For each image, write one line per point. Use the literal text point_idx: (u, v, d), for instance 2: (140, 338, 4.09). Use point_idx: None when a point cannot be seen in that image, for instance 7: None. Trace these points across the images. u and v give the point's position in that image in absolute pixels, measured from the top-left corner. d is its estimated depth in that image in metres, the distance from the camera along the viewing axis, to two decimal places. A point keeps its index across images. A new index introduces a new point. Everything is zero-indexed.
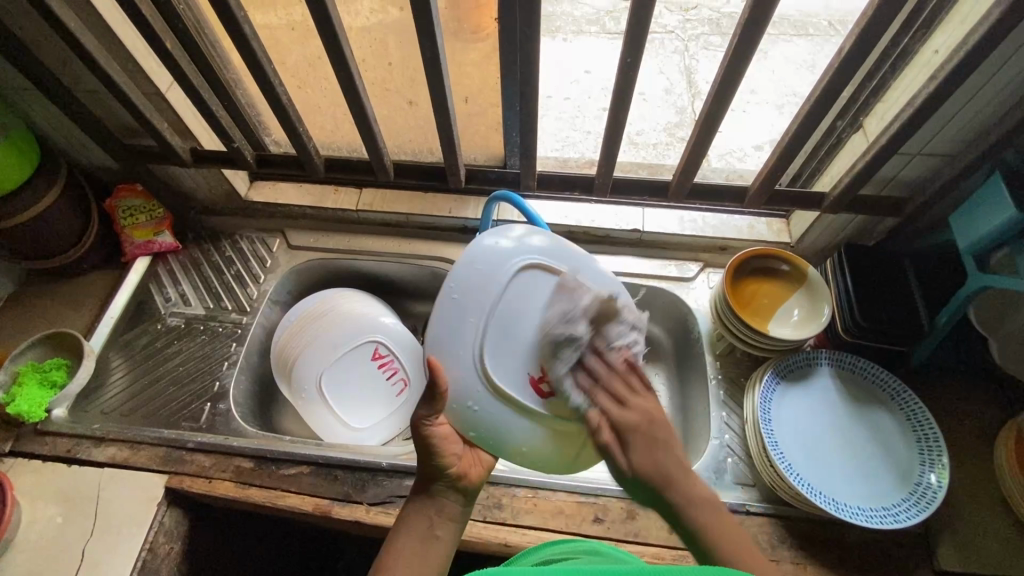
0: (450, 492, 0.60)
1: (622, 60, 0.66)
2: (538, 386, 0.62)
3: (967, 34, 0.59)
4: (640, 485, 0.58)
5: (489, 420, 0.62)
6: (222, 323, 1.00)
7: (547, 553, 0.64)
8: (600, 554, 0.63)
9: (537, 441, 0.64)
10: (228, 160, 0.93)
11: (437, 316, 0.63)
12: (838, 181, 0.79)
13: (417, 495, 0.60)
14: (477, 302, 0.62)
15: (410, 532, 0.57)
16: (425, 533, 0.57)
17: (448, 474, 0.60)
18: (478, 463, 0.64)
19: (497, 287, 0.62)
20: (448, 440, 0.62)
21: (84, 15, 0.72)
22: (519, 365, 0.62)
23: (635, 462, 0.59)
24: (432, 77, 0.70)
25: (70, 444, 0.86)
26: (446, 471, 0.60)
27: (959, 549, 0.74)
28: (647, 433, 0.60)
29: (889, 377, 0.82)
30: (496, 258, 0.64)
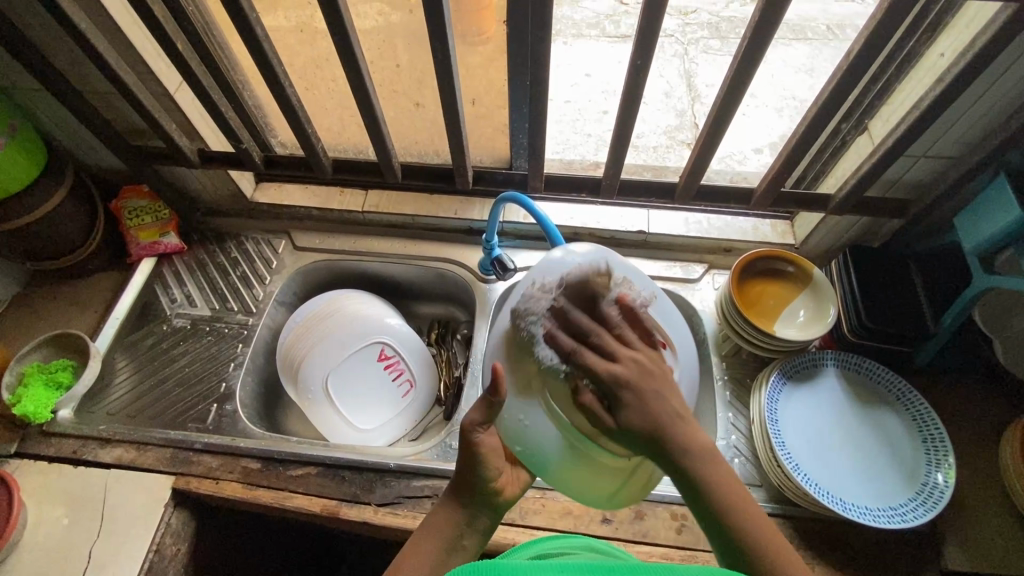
0: (485, 506, 0.57)
1: (632, 63, 0.66)
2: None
3: (974, 37, 0.60)
4: (632, 441, 0.51)
5: (538, 441, 0.59)
6: (228, 325, 1.00)
7: (544, 548, 0.65)
8: (601, 552, 0.64)
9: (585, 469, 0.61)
10: (235, 161, 0.93)
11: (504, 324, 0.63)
12: (844, 183, 0.79)
13: (449, 504, 0.56)
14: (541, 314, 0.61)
15: (434, 539, 0.54)
16: (450, 543, 0.54)
17: (487, 489, 0.56)
18: (516, 481, 0.60)
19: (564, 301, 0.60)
20: (493, 455, 0.57)
21: (95, 16, 0.72)
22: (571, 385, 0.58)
23: (625, 417, 0.51)
24: (443, 79, 0.71)
25: (76, 445, 0.86)
26: (485, 486, 0.56)
27: (966, 549, 0.74)
28: (636, 386, 0.51)
29: (894, 378, 0.82)
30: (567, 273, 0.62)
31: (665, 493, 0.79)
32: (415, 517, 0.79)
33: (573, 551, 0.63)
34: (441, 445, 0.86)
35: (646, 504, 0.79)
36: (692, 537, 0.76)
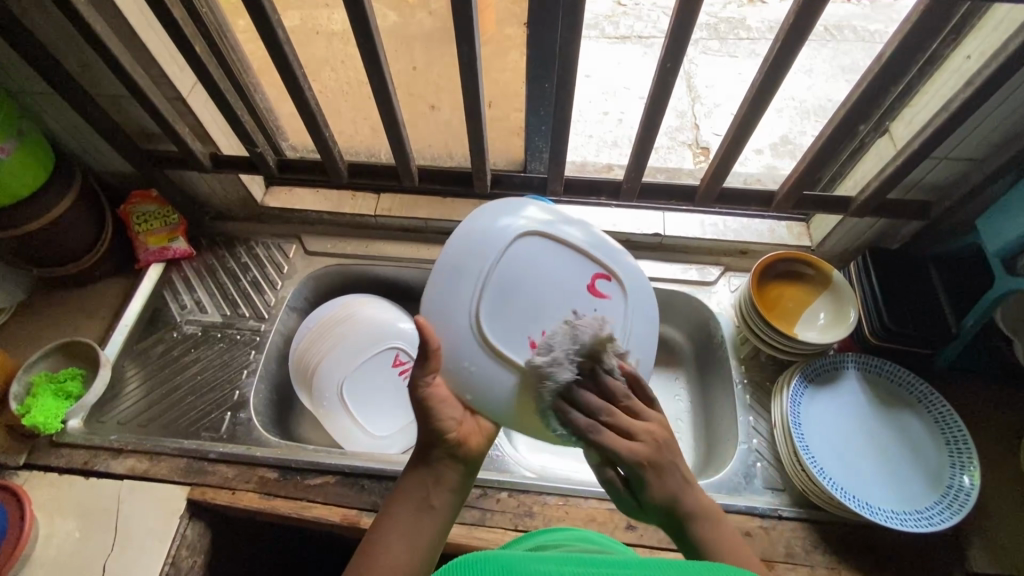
0: (449, 459, 0.56)
1: (661, 66, 0.66)
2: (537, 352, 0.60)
3: (1005, 40, 0.60)
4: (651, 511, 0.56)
5: (487, 383, 0.59)
6: (240, 331, 0.98)
7: (538, 541, 0.61)
8: (590, 541, 0.60)
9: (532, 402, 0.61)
10: (248, 164, 0.92)
11: (438, 272, 0.61)
12: (866, 186, 0.79)
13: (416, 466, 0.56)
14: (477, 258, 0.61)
15: (403, 507, 0.54)
16: (419, 505, 0.54)
17: (449, 443, 0.56)
18: (480, 430, 0.60)
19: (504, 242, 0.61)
20: (445, 405, 0.57)
21: (110, 18, 0.71)
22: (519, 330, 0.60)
23: (646, 493, 0.55)
24: (466, 82, 0.70)
25: (87, 456, 0.84)
26: (445, 438, 0.56)
27: (992, 552, 0.74)
28: (655, 462, 0.54)
29: (916, 380, 0.82)
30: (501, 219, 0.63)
31: None
32: None
33: (568, 543, 0.58)
34: None
35: None
36: None
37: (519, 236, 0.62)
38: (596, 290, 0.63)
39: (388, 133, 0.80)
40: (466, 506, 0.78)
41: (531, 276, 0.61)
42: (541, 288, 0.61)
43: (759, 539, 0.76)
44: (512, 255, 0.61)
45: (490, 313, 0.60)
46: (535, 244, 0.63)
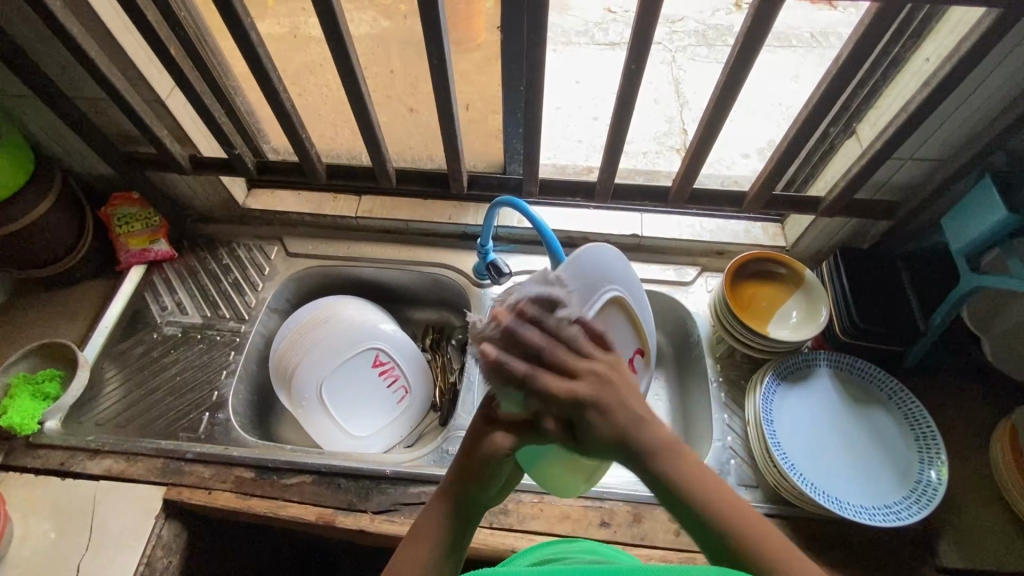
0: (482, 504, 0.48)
1: (627, 67, 0.67)
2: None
3: (958, 43, 0.62)
4: (597, 451, 0.45)
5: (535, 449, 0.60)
6: (220, 332, 0.98)
7: (541, 554, 0.62)
8: (596, 553, 0.61)
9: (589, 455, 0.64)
10: (227, 166, 0.93)
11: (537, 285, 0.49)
12: (834, 186, 0.81)
13: (445, 499, 0.47)
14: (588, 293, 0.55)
15: (424, 548, 0.46)
16: (448, 550, 0.46)
17: (490, 490, 0.47)
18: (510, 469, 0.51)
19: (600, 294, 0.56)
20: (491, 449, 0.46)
21: (87, 21, 0.72)
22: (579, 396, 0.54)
23: (590, 438, 0.44)
24: (438, 84, 0.71)
25: (64, 457, 0.84)
26: (488, 488, 0.47)
27: (961, 546, 0.75)
28: (598, 401, 0.43)
29: (885, 377, 0.83)
30: (609, 265, 0.59)
31: None
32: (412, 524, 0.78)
33: (572, 555, 0.59)
34: (438, 450, 0.85)
35: (644, 506, 0.79)
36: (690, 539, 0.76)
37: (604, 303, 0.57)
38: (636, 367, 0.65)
39: (364, 135, 0.81)
40: None
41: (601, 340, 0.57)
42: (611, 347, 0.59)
43: None
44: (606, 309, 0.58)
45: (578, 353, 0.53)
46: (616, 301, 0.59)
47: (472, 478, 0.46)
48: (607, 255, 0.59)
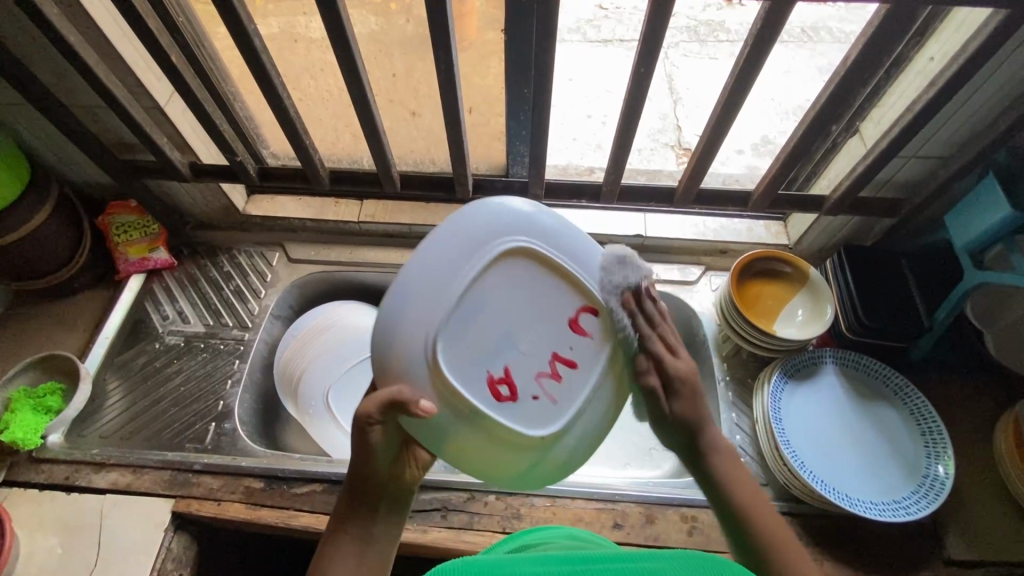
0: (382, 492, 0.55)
1: (635, 70, 0.67)
2: (495, 387, 0.55)
3: (963, 43, 0.62)
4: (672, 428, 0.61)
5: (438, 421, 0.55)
6: (223, 340, 0.97)
7: (527, 540, 0.60)
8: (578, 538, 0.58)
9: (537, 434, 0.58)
10: (228, 173, 0.91)
11: (403, 280, 0.53)
12: (839, 184, 0.81)
13: (348, 494, 0.55)
14: (456, 274, 0.52)
15: (343, 541, 0.53)
16: (363, 537, 0.54)
17: (379, 474, 0.55)
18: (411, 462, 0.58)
19: (472, 268, 0.53)
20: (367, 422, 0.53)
21: (86, 30, 0.71)
22: (484, 360, 0.55)
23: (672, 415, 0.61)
24: (445, 88, 0.71)
25: (69, 471, 0.83)
26: (375, 472, 0.55)
27: (968, 539, 0.76)
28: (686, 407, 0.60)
29: (890, 372, 0.84)
30: (501, 221, 0.55)
31: (674, 495, 0.80)
32: (424, 532, 0.77)
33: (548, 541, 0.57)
34: None
35: (656, 507, 0.79)
36: (702, 538, 0.77)
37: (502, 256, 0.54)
38: (578, 326, 0.58)
39: (369, 140, 0.80)
40: (455, 510, 0.79)
41: (484, 320, 0.55)
42: (502, 329, 0.56)
43: None
44: (486, 287, 0.54)
45: (454, 333, 0.53)
46: (510, 269, 0.55)
47: (358, 462, 0.54)
48: (488, 227, 0.54)
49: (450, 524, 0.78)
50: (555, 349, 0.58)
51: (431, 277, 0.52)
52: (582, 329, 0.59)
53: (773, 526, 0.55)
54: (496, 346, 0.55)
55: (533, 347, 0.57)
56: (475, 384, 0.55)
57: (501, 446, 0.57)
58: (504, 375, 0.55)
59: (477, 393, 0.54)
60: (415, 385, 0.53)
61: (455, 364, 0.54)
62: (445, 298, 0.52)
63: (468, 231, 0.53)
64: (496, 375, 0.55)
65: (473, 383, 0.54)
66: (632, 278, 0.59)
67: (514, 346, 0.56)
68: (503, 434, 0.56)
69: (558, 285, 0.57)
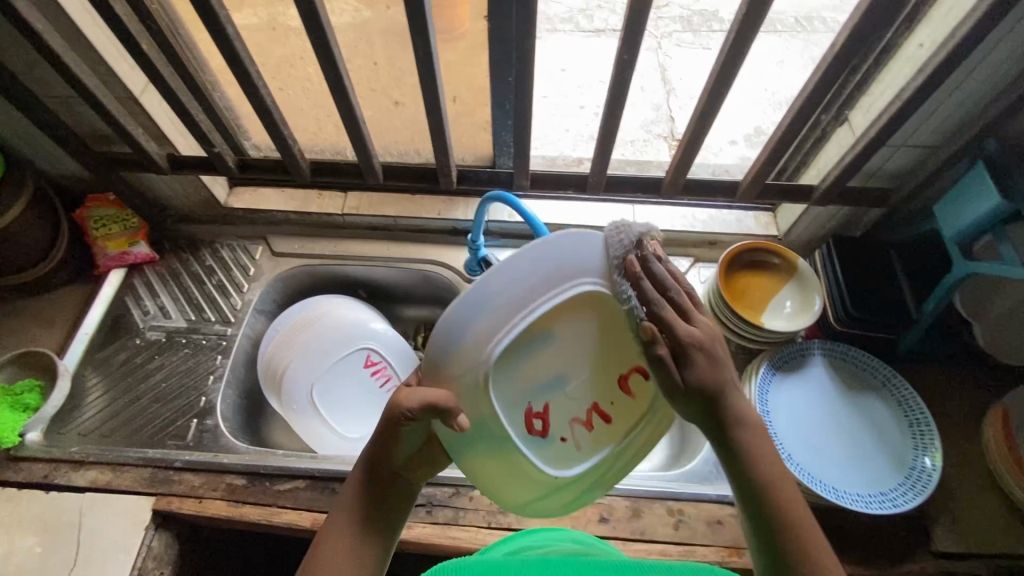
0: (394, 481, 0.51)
1: (618, 58, 0.65)
2: (532, 420, 0.55)
3: (952, 28, 0.61)
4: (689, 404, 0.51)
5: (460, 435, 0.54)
6: (205, 336, 0.96)
7: (523, 543, 0.62)
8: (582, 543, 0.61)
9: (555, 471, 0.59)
10: (206, 165, 0.89)
11: (463, 301, 0.47)
12: (827, 174, 0.80)
13: (359, 481, 0.51)
14: (522, 307, 0.48)
15: (343, 531, 0.49)
16: (366, 529, 0.49)
17: (396, 462, 0.51)
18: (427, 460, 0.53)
19: (541, 304, 0.49)
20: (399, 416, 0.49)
21: (53, 17, 0.69)
22: (525, 392, 0.54)
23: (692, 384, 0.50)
24: (424, 75, 0.69)
25: (47, 469, 0.82)
26: (392, 461, 0.51)
27: (954, 530, 0.76)
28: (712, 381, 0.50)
29: (879, 364, 0.83)
30: (586, 260, 0.50)
31: (660, 489, 0.79)
32: (409, 528, 0.77)
33: (552, 543, 0.60)
34: None
35: (643, 501, 0.79)
36: (689, 532, 0.76)
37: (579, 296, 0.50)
38: (625, 383, 0.58)
39: (349, 130, 0.79)
40: (440, 505, 0.78)
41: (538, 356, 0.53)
42: (550, 367, 0.55)
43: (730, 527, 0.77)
44: (546, 328, 0.52)
45: (507, 363, 0.51)
46: (575, 313, 0.52)
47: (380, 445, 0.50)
48: (563, 268, 0.49)
49: (434, 519, 0.77)
50: (596, 401, 0.58)
51: (493, 300, 0.47)
52: (627, 388, 0.58)
53: (805, 519, 0.48)
54: (553, 381, 0.55)
55: (578, 391, 0.57)
56: (511, 414, 0.53)
57: (520, 477, 0.57)
58: (542, 411, 0.55)
59: (515, 425, 0.54)
60: (459, 396, 0.50)
61: (501, 397, 0.52)
62: (508, 326, 0.48)
63: (547, 265, 0.48)
64: (535, 410, 0.55)
65: (514, 416, 0.54)
66: (632, 242, 0.51)
67: (555, 385, 0.55)
68: (529, 468, 0.56)
69: (618, 349, 0.56)
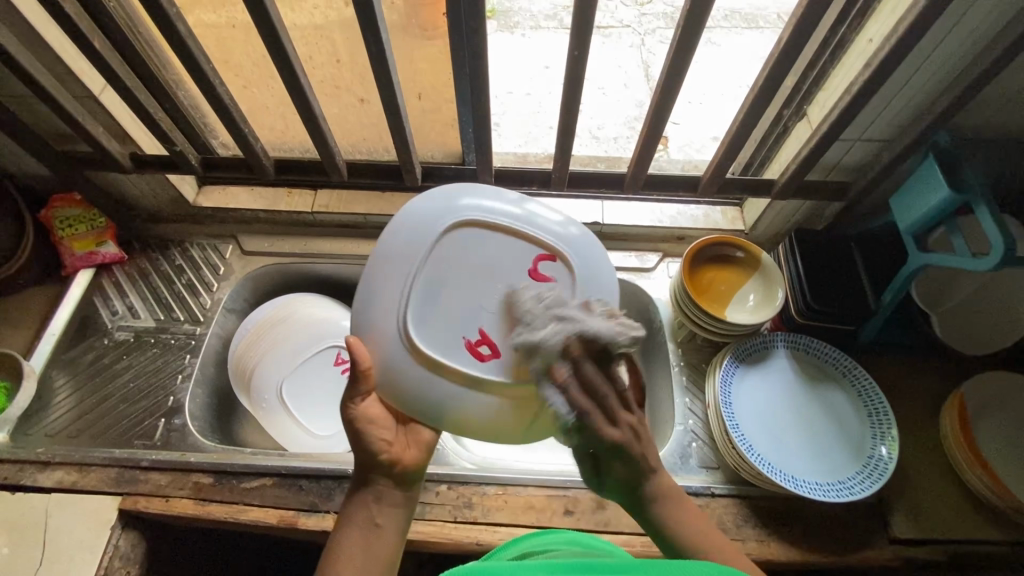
0: (387, 479, 0.54)
1: (570, 54, 0.66)
2: (477, 349, 0.58)
3: (896, 23, 0.62)
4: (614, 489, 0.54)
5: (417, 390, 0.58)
6: (174, 335, 0.96)
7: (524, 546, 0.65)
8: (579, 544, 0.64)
9: (499, 416, 0.60)
10: (171, 164, 0.89)
11: (380, 264, 0.60)
12: (786, 169, 0.81)
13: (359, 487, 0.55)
14: (423, 249, 0.59)
15: (350, 532, 0.52)
16: (367, 526, 0.52)
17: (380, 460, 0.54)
18: (410, 447, 0.57)
19: (435, 239, 0.60)
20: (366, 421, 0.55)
21: (4, 16, 0.68)
22: (459, 323, 0.59)
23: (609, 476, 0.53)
24: (378, 71, 0.69)
25: (11, 471, 0.82)
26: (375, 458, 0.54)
27: (910, 517, 0.77)
28: (630, 455, 0.52)
29: (840, 356, 0.85)
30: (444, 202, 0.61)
31: None
32: None
33: (556, 548, 0.62)
34: None
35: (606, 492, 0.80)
36: None
37: (449, 230, 0.60)
38: (538, 274, 0.60)
39: (308, 126, 0.79)
40: None
41: (446, 285, 0.59)
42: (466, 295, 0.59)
43: None
44: (442, 256, 0.60)
45: (416, 306, 0.58)
46: (464, 239, 0.60)
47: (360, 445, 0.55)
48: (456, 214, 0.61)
49: None
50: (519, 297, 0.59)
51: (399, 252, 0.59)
52: (540, 274, 0.60)
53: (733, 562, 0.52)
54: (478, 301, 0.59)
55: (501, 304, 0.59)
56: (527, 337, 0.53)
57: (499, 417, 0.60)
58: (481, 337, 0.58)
59: (460, 360, 0.58)
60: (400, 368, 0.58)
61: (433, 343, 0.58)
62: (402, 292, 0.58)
63: (445, 215, 0.61)
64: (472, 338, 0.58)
65: (449, 350, 0.58)
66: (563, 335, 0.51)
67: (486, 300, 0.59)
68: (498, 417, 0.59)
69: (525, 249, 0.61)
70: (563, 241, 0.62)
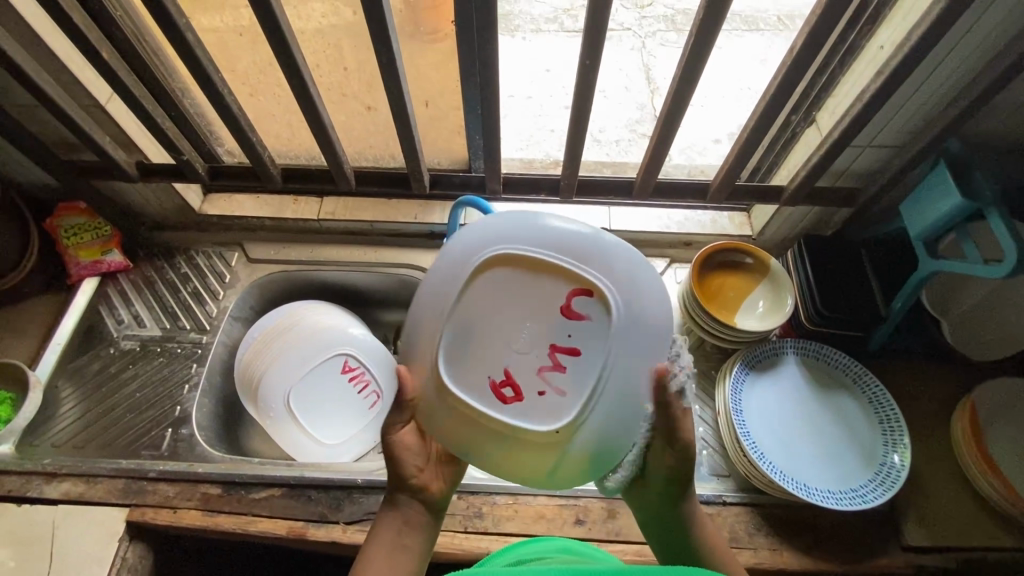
0: (413, 500, 0.59)
1: (581, 62, 0.66)
2: (502, 391, 0.53)
3: (909, 30, 0.61)
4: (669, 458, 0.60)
5: (454, 432, 0.56)
6: (180, 344, 0.95)
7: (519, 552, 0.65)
8: (572, 552, 0.64)
9: (525, 458, 0.56)
10: (177, 172, 0.89)
11: (417, 297, 0.58)
12: (795, 175, 0.81)
13: (387, 509, 0.59)
14: (454, 286, 0.55)
15: (379, 548, 0.55)
16: (395, 544, 0.56)
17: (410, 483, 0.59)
18: (443, 478, 0.62)
19: (464, 277, 0.54)
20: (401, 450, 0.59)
21: (10, 25, 0.68)
22: (483, 364, 0.53)
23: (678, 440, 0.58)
24: (388, 79, 0.69)
25: (16, 483, 0.81)
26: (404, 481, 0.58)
27: (923, 524, 0.77)
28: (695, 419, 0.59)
29: (851, 363, 0.84)
30: (481, 234, 0.56)
31: None
32: None
33: (547, 555, 0.62)
34: None
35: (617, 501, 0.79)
36: None
37: (483, 265, 0.54)
38: (572, 311, 0.53)
39: (317, 135, 0.79)
40: None
41: (479, 321, 0.54)
42: (492, 332, 0.54)
43: (704, 526, 0.77)
44: (471, 293, 0.54)
45: (445, 345, 0.54)
46: (496, 273, 0.54)
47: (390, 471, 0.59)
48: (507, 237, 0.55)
49: None
50: (553, 340, 0.53)
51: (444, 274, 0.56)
52: (578, 311, 0.53)
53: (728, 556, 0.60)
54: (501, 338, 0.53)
55: (527, 344, 0.53)
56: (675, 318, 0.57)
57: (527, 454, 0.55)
58: (505, 377, 0.53)
59: (486, 403, 0.53)
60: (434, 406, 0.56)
61: (460, 385, 0.54)
62: (433, 332, 0.55)
63: (489, 241, 0.55)
64: (497, 378, 0.53)
65: (474, 391, 0.53)
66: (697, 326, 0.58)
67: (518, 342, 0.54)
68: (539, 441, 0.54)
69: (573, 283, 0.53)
70: (606, 274, 0.54)
